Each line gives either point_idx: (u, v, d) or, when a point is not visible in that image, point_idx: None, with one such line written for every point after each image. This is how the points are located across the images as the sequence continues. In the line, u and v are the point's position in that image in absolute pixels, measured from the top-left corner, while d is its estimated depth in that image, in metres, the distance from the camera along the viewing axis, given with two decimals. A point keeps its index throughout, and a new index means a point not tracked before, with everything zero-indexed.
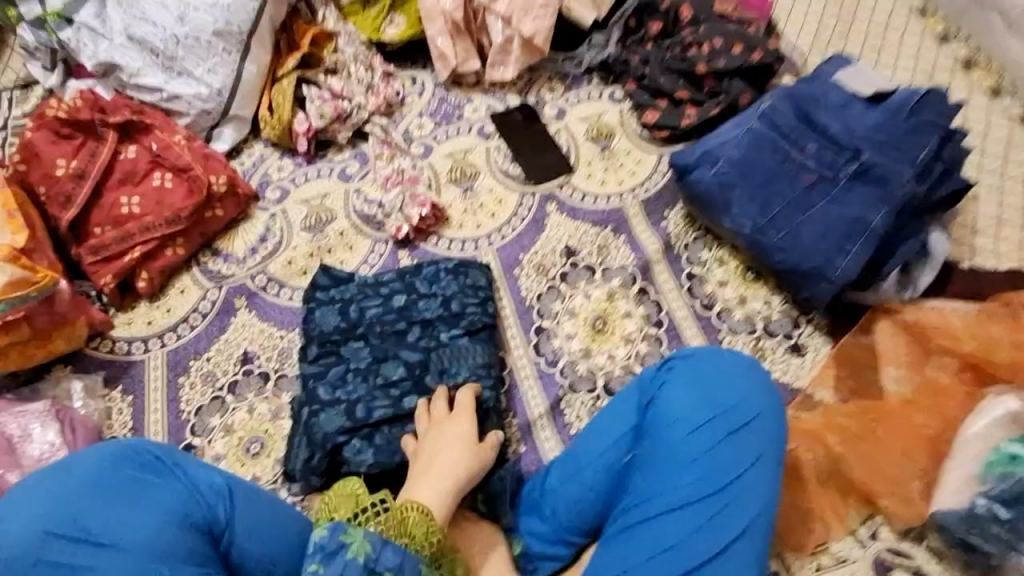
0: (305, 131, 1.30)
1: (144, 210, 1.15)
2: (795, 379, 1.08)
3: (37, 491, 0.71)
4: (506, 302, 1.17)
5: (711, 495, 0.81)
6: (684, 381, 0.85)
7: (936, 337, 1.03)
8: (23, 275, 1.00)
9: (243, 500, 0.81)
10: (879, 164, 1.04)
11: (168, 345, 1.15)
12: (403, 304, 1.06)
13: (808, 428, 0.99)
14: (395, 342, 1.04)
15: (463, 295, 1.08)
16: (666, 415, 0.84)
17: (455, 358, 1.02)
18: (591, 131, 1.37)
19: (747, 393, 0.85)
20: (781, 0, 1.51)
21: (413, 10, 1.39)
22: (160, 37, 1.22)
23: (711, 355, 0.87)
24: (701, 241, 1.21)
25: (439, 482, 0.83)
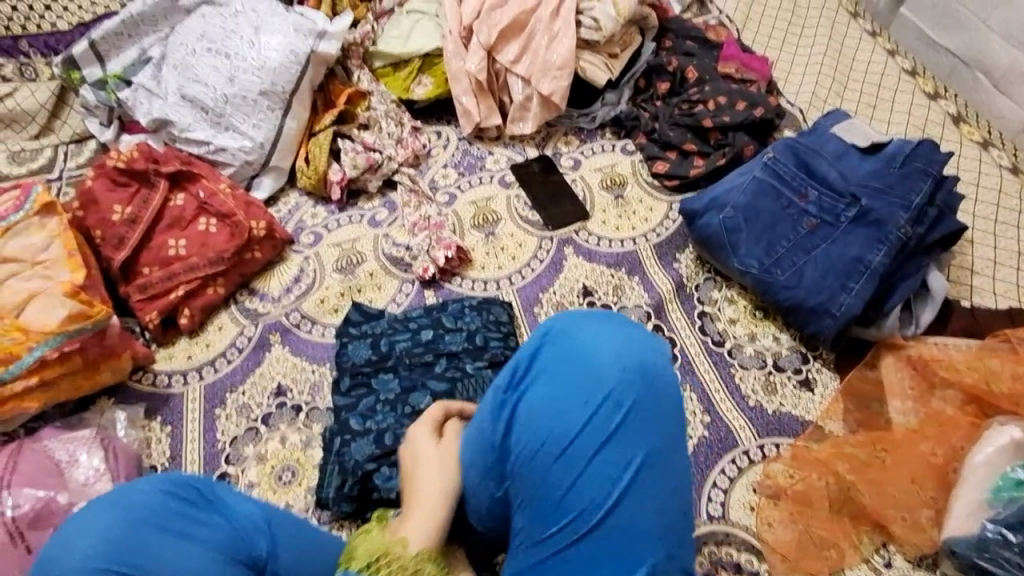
0: (338, 180, 1.40)
1: (190, 252, 1.23)
2: (806, 412, 1.12)
3: (91, 526, 0.68)
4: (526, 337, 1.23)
5: (610, 476, 0.72)
6: (552, 379, 0.75)
7: (938, 369, 1.09)
8: (80, 308, 1.08)
9: (285, 533, 0.78)
10: (875, 209, 1.11)
11: (206, 378, 1.21)
12: (431, 338, 1.13)
13: (818, 458, 1.05)
14: (422, 373, 1.09)
15: (487, 329, 1.15)
16: (540, 419, 0.74)
17: (478, 386, 1.07)
18: (604, 180, 1.46)
19: (617, 356, 0.75)
20: (780, 64, 1.64)
21: (440, 72, 1.51)
22: (211, 96, 1.34)
23: (584, 335, 0.76)
24: (711, 282, 1.28)
25: (431, 520, 0.77)
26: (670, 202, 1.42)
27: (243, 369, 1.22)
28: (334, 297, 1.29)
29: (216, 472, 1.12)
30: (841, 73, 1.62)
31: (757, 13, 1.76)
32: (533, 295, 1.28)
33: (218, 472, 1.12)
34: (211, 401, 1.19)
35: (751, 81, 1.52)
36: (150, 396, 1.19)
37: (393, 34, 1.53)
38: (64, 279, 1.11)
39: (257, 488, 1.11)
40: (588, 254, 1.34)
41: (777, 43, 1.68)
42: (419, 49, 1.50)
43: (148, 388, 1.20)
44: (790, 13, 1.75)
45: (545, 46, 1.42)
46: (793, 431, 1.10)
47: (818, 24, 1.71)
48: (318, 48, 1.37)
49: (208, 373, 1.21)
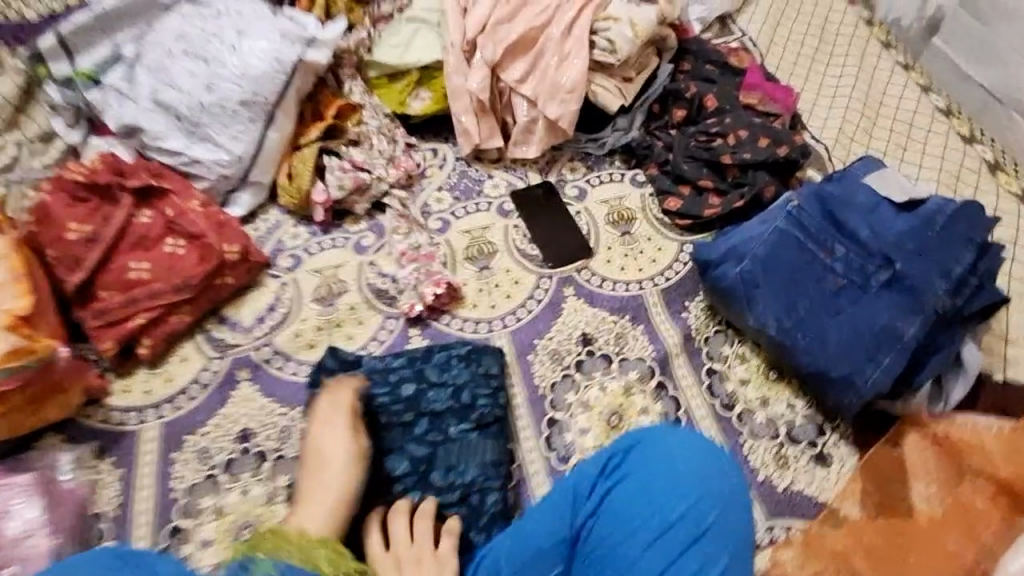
0: (323, 202, 1.29)
1: (154, 275, 1.12)
2: (820, 492, 1.02)
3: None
4: (518, 390, 1.12)
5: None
6: (637, 480, 0.88)
7: (969, 456, 0.98)
8: (25, 343, 0.97)
9: None
10: (911, 275, 1.01)
11: (163, 416, 1.09)
12: (412, 395, 1.03)
13: (837, 547, 0.94)
14: (401, 434, 1.01)
15: (475, 385, 1.06)
16: (622, 511, 0.87)
17: (464, 453, 1.00)
18: (611, 215, 1.35)
19: (702, 478, 0.87)
20: (806, 94, 1.54)
21: (440, 86, 1.40)
22: (186, 103, 1.22)
23: (663, 444, 0.90)
24: (722, 335, 1.17)
25: (323, 506, 0.85)
26: (682, 242, 1.31)
27: (206, 409, 1.10)
28: (310, 331, 1.18)
29: (169, 526, 1.01)
30: (872, 108, 1.52)
31: (782, 37, 1.67)
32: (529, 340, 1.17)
33: (171, 526, 1.01)
34: (167, 444, 1.07)
35: (775, 115, 1.41)
36: (100, 435, 1.07)
37: (391, 42, 1.42)
38: (8, 306, 0.99)
39: (213, 546, 1.00)
40: (588, 293, 1.23)
41: (804, 70, 1.59)
42: (417, 61, 1.38)
43: (100, 425, 1.07)
44: (817, 40, 1.67)
45: (554, 66, 1.31)
46: (806, 514, 1.01)
47: (847, 55, 1.63)
48: (306, 56, 1.26)
49: (168, 411, 1.09)
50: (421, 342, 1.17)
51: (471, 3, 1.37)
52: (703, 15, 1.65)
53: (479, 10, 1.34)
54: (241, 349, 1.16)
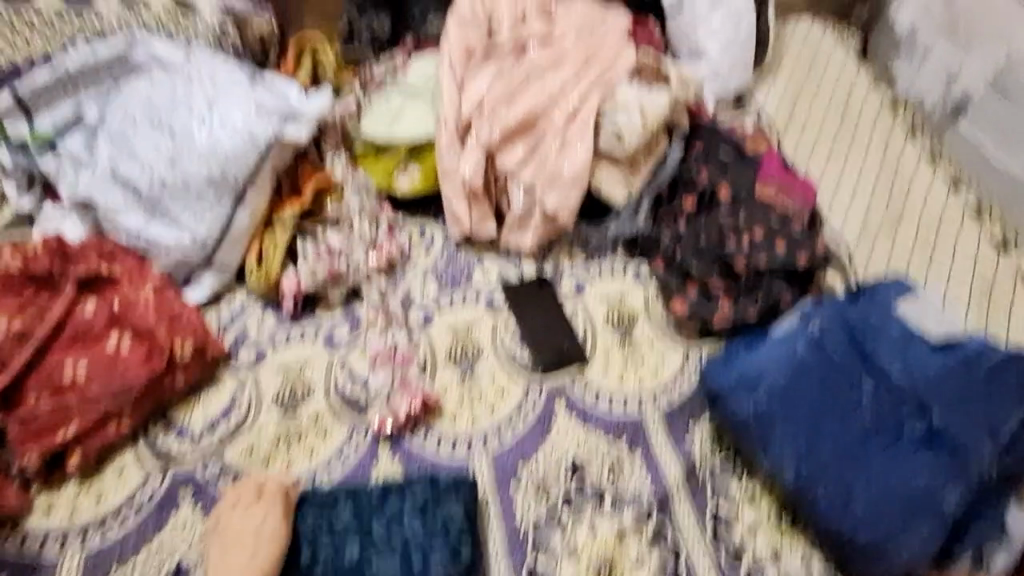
0: (292, 289, 1.16)
1: (91, 378, 0.98)
2: None
3: None
4: (494, 535, 0.98)
5: None
6: None
7: None
8: None
9: None
10: (953, 432, 0.90)
11: (89, 545, 0.94)
12: (357, 561, 0.91)
13: None
14: None
15: (428, 545, 0.92)
16: None
17: None
18: (611, 315, 1.23)
19: None
20: (824, 184, 1.44)
21: (431, 162, 1.28)
22: (146, 179, 1.10)
23: None
24: (729, 470, 1.04)
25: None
26: (688, 349, 1.19)
27: (141, 537, 0.95)
28: (266, 442, 1.05)
29: None
30: (897, 202, 1.41)
31: (801, 116, 1.58)
32: (512, 471, 1.04)
33: None
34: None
35: (796, 213, 1.27)
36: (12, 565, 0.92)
37: (380, 111, 1.30)
38: None
39: None
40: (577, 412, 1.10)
41: (823, 156, 1.49)
42: (408, 135, 1.27)
43: (13, 551, 0.93)
44: (838, 122, 1.57)
45: (554, 154, 1.20)
46: None
47: (869, 141, 1.53)
48: (284, 133, 1.15)
49: (96, 537, 0.94)
50: (392, 473, 1.03)
51: (468, 77, 1.27)
52: (719, 89, 1.55)
53: (477, 87, 1.25)
54: (188, 464, 1.02)
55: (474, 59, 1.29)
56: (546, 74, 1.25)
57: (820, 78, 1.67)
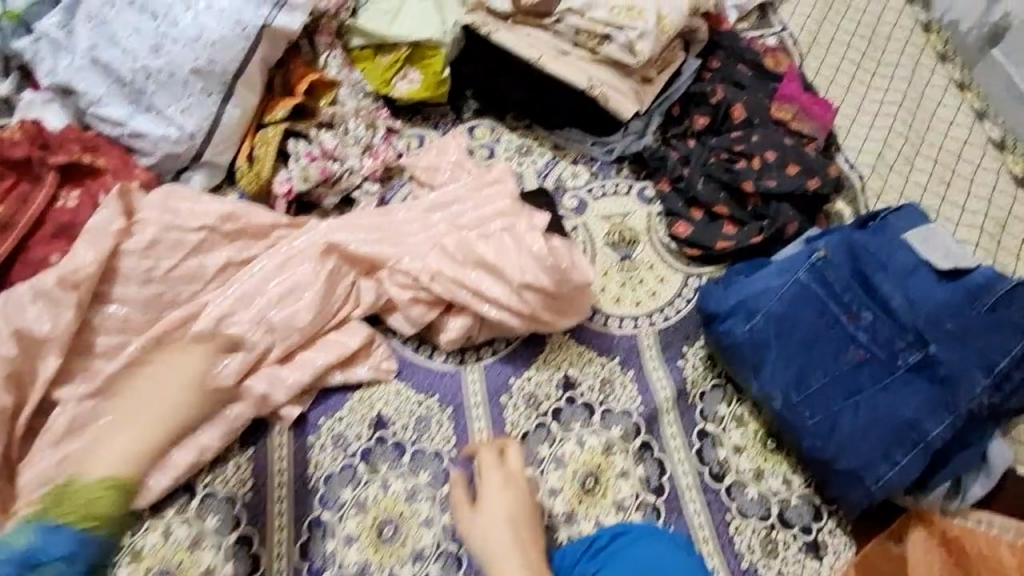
0: (285, 193, 1.12)
1: (110, 252, 0.95)
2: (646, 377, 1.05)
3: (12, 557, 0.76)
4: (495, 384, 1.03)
5: None
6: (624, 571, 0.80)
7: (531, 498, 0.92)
8: None
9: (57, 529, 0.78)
10: (945, 363, 0.89)
11: (94, 421, 0.91)
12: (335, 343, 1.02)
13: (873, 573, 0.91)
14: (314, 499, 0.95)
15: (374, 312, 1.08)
16: None
17: None
18: (612, 235, 1.19)
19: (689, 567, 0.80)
20: (843, 107, 1.36)
21: (432, 70, 1.22)
22: (127, 66, 1.05)
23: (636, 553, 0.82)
24: (719, 392, 1.05)
25: None
26: (689, 273, 1.17)
27: (166, 422, 0.91)
28: (280, 340, 0.98)
29: None
30: (916, 131, 1.34)
31: (826, 35, 1.46)
32: (517, 297, 1.00)
33: None
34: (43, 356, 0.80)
35: (808, 137, 1.24)
36: (49, 431, 0.90)
37: (379, 6, 1.23)
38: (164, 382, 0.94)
39: None
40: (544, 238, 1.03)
41: (845, 78, 1.40)
42: (408, 36, 1.21)
43: None
44: (866, 42, 1.45)
45: (551, 55, 1.19)
46: (509, 392, 1.03)
47: (898, 65, 1.42)
48: (273, 21, 1.09)
49: (174, 407, 0.92)
50: (479, 373, 1.04)
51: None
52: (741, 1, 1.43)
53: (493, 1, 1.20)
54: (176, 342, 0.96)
55: None
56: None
57: None
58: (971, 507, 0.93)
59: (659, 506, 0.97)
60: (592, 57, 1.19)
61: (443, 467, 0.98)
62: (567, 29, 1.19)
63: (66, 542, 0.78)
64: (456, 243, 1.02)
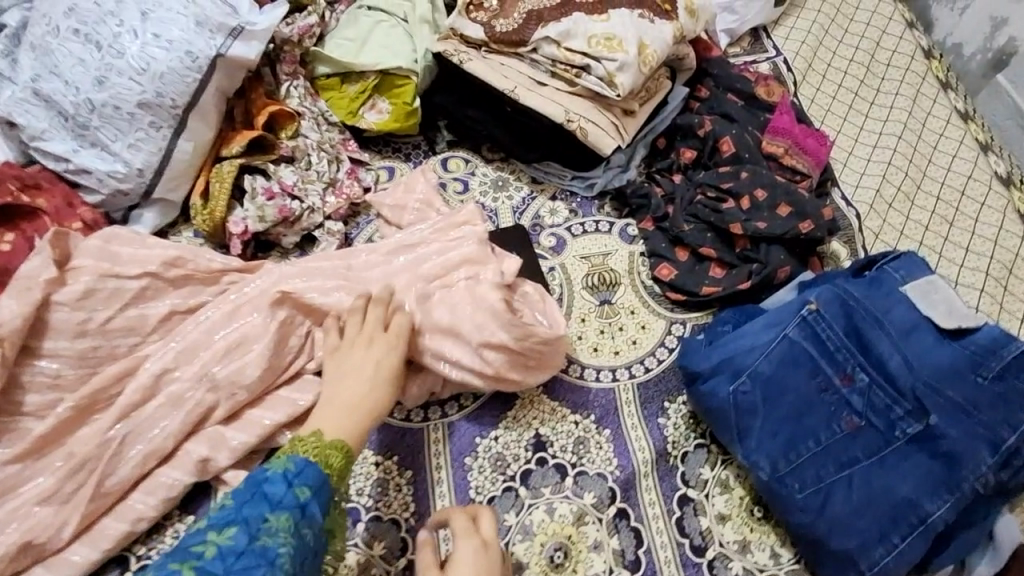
0: (240, 233, 1.04)
1: (40, 302, 0.87)
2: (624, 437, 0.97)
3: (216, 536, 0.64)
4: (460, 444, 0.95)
5: None
6: None
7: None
8: None
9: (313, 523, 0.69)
10: (949, 436, 0.81)
11: (18, 488, 0.83)
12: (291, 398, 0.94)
13: None
14: None
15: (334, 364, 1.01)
16: None
17: None
18: (591, 278, 1.12)
19: None
20: (839, 140, 1.29)
21: (401, 99, 1.15)
22: (70, 99, 0.98)
23: None
24: (702, 454, 0.97)
25: None
26: (673, 320, 1.08)
27: (98, 490, 0.83)
28: (226, 399, 0.90)
29: None
30: (918, 165, 1.27)
31: (822, 62, 1.39)
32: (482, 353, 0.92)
33: None
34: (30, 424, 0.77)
35: (802, 174, 1.16)
36: None
37: (345, 34, 1.17)
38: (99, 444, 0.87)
39: None
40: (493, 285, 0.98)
41: (841, 108, 1.33)
42: (375, 64, 1.14)
43: None
44: (863, 69, 1.38)
45: (525, 86, 1.12)
46: (472, 453, 0.95)
47: (897, 94, 1.35)
48: (227, 50, 1.01)
49: (107, 472, 0.84)
50: (443, 431, 0.96)
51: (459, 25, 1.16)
52: (732, 27, 1.37)
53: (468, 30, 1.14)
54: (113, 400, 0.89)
55: (483, 24, 1.13)
56: (559, 16, 1.10)
57: (849, 18, 1.45)
58: None
59: None
60: (569, 88, 1.12)
61: (400, 538, 0.89)
62: (543, 58, 1.12)
63: (318, 474, 0.71)
64: (418, 290, 0.94)
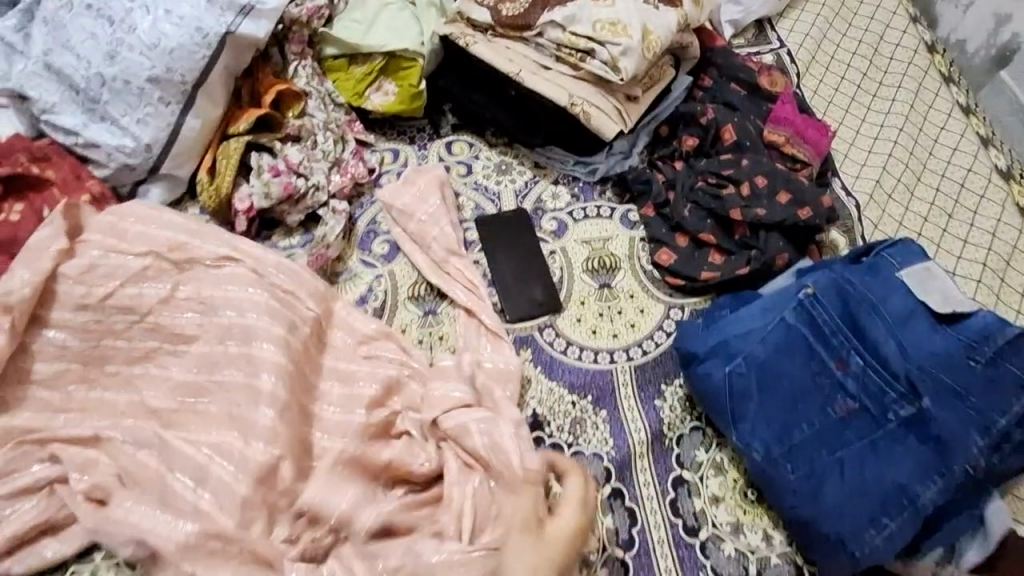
0: (245, 210, 1.06)
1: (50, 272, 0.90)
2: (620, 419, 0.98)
3: None
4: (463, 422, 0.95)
5: None
6: None
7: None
8: None
9: None
10: (939, 419, 0.82)
11: (22, 454, 0.84)
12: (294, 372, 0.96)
13: None
14: None
15: None
16: None
17: None
18: (591, 262, 1.13)
19: None
20: (841, 131, 1.30)
21: (407, 82, 1.17)
22: (82, 73, 1.00)
23: None
24: (697, 436, 0.98)
25: None
26: (671, 305, 1.10)
27: (103, 455, 0.85)
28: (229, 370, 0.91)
29: None
30: (918, 158, 1.27)
31: (826, 54, 1.39)
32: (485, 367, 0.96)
33: None
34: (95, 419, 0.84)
35: (801, 162, 1.17)
36: None
37: (353, 16, 1.18)
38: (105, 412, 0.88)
39: None
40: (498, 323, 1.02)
41: (844, 100, 1.34)
42: (381, 46, 1.15)
43: None
44: (867, 62, 1.39)
45: (531, 71, 1.14)
46: None
47: (900, 87, 1.36)
48: (237, 28, 1.03)
49: (109, 441, 0.85)
50: None
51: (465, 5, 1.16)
52: (737, 18, 1.37)
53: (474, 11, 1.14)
54: (119, 371, 0.91)
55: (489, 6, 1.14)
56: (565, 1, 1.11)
57: (853, 12, 1.46)
58: None
59: (627, 561, 0.90)
60: (575, 72, 1.13)
61: None
62: (548, 43, 1.13)
63: None
64: None
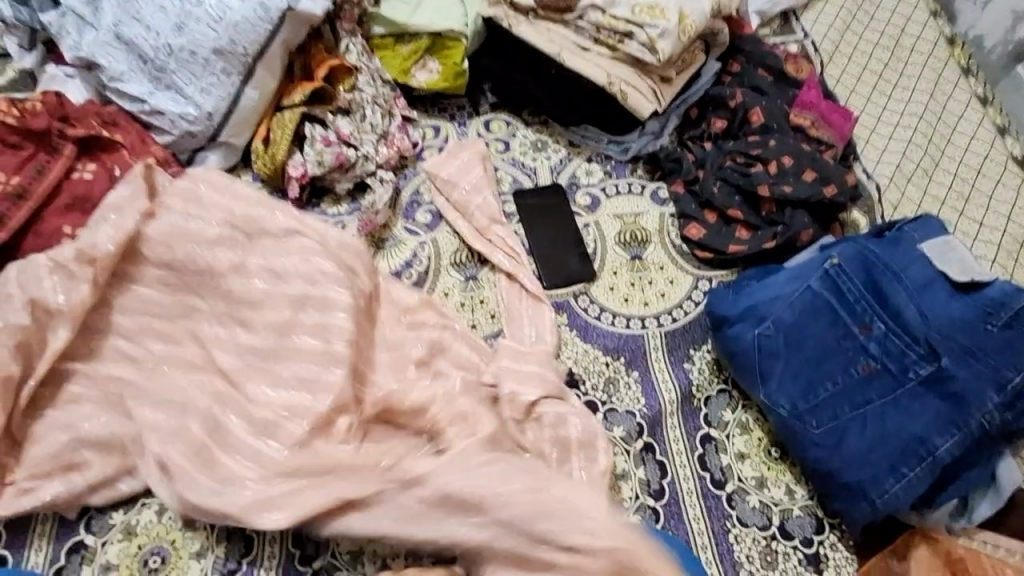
0: (299, 176, 1.12)
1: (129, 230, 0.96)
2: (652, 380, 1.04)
3: None
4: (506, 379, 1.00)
5: None
6: None
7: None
8: None
9: None
10: (959, 379, 0.88)
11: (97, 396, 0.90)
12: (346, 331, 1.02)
13: None
14: None
15: None
16: None
17: None
18: (623, 235, 1.18)
19: None
20: (863, 118, 1.35)
21: (451, 60, 1.22)
22: (151, 43, 1.06)
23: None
24: (724, 398, 1.04)
25: None
26: (700, 277, 1.15)
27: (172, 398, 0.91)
28: None
29: (72, 542, 0.87)
30: (936, 145, 1.33)
31: (849, 45, 1.45)
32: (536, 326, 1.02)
33: (74, 542, 0.87)
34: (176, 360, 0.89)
35: (827, 144, 1.23)
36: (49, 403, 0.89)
37: None
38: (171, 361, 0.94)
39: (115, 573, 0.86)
40: (539, 287, 1.08)
41: (866, 88, 1.39)
42: (428, 26, 1.21)
43: None
44: (888, 53, 1.44)
45: (571, 52, 1.19)
46: None
47: (920, 78, 1.41)
48: (298, 5, 1.09)
49: (178, 386, 0.91)
50: None
51: None
52: (764, 7, 1.43)
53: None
54: (184, 323, 0.97)
55: None
56: None
57: (876, 4, 1.50)
58: (977, 528, 0.92)
59: (658, 510, 0.96)
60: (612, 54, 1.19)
61: None
62: (588, 25, 1.19)
63: None
64: None
